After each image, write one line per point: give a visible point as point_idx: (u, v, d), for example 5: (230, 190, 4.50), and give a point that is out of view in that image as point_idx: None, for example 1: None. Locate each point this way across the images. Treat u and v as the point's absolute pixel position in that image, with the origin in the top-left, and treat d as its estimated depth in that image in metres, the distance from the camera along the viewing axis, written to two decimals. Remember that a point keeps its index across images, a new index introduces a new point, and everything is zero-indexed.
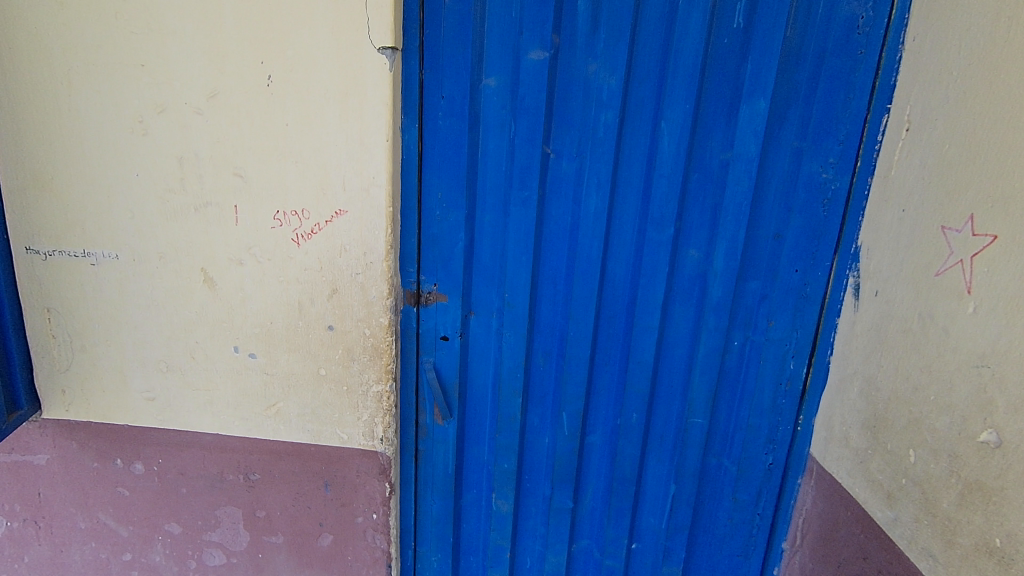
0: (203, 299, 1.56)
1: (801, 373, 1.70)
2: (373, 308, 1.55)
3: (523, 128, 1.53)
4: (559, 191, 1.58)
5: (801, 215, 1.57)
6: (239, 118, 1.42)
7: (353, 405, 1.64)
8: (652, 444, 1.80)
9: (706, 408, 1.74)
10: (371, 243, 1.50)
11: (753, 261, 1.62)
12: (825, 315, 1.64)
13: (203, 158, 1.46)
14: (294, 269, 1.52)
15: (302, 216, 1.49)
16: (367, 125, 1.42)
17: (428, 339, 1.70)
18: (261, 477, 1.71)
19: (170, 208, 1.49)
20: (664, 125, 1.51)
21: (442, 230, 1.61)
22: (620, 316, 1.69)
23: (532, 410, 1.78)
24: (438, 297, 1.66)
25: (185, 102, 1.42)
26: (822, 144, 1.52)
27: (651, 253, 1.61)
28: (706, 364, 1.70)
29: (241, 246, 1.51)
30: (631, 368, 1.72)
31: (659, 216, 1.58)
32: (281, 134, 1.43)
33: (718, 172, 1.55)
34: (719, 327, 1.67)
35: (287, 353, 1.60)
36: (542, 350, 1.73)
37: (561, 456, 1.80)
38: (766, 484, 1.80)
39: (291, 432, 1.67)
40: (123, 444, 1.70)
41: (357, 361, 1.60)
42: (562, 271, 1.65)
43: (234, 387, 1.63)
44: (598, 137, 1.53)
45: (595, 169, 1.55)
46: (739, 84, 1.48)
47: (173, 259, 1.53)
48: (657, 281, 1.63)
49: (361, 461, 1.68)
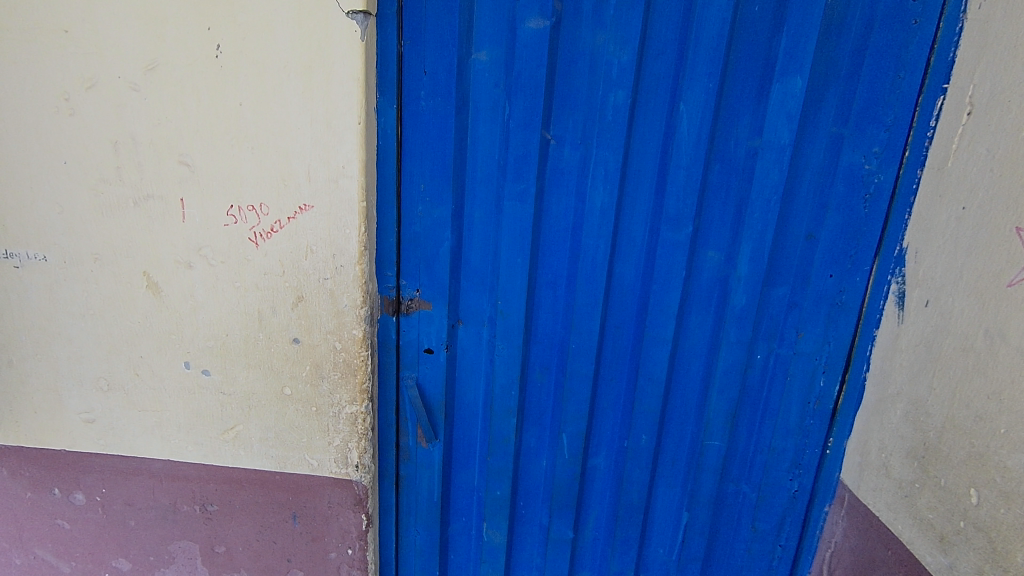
0: (147, 308, 1.34)
1: (832, 391, 1.50)
2: (345, 319, 1.34)
3: (519, 110, 1.32)
4: (560, 184, 1.38)
5: (838, 212, 1.36)
6: (182, 95, 1.20)
7: (323, 429, 1.43)
8: (663, 468, 1.60)
9: (723, 430, 1.55)
10: (341, 243, 1.29)
11: (781, 265, 1.41)
12: (862, 326, 1.44)
13: (141, 143, 1.23)
14: (252, 274, 1.31)
15: (260, 212, 1.27)
16: (335, 106, 1.20)
17: (410, 352, 1.49)
18: (219, 508, 1.50)
19: (105, 201, 1.27)
20: (683, 107, 1.31)
21: (426, 228, 1.40)
22: (628, 325, 1.49)
23: (528, 430, 1.58)
24: (421, 305, 1.45)
25: (118, 76, 1.19)
26: (865, 131, 1.31)
27: (664, 255, 1.41)
28: (726, 380, 1.51)
29: (190, 247, 1.29)
30: (641, 385, 1.52)
31: (675, 214, 1.38)
32: (234, 115, 1.21)
33: (744, 163, 1.35)
34: (742, 340, 1.47)
35: (245, 369, 1.38)
36: (539, 364, 1.52)
37: (560, 482, 1.61)
38: (789, 513, 1.61)
39: (253, 459, 1.46)
40: (61, 472, 1.48)
41: (326, 380, 1.39)
42: (562, 275, 1.44)
43: (186, 408, 1.42)
44: (607, 120, 1.32)
45: (603, 158, 1.35)
46: (771, 59, 1.28)
47: (111, 261, 1.31)
48: (671, 286, 1.44)
49: (332, 491, 1.48)
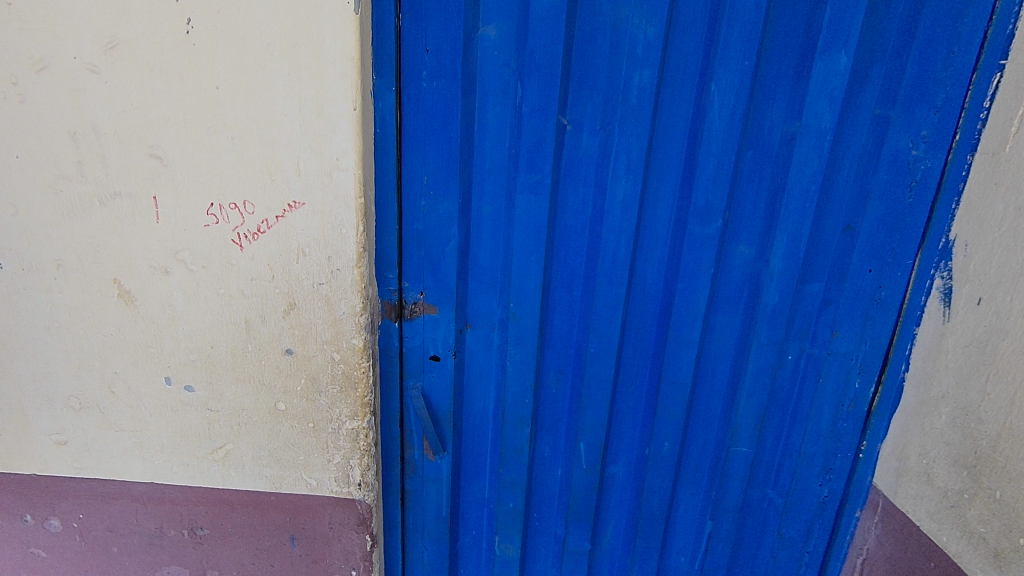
0: (120, 319, 1.20)
1: (867, 393, 1.40)
2: (342, 328, 1.21)
3: (533, 92, 1.18)
4: (578, 174, 1.25)
5: (881, 202, 1.25)
6: (150, 78, 1.05)
7: (321, 446, 1.31)
8: (685, 476, 1.50)
9: (751, 435, 1.45)
10: (337, 244, 1.15)
11: (817, 260, 1.30)
12: (901, 324, 1.34)
13: (104, 133, 1.08)
14: (238, 280, 1.17)
15: (244, 210, 1.13)
16: (326, 90, 1.06)
17: (415, 360, 1.37)
18: (210, 532, 1.38)
19: (66, 201, 1.12)
20: (715, 87, 1.18)
21: (430, 225, 1.26)
22: (650, 326, 1.37)
23: (542, 439, 1.47)
24: (426, 309, 1.33)
25: (74, 56, 1.03)
26: (913, 112, 1.19)
27: (691, 251, 1.30)
28: (754, 383, 1.41)
29: (166, 251, 1.15)
30: (663, 390, 1.42)
31: (704, 206, 1.26)
32: (210, 101, 1.06)
33: (780, 149, 1.23)
34: (773, 340, 1.37)
35: (234, 384, 1.25)
36: (554, 369, 1.41)
37: (577, 493, 1.51)
38: (818, 519, 1.52)
39: (245, 480, 1.34)
40: (33, 498, 1.35)
41: (324, 394, 1.26)
42: (580, 274, 1.32)
43: (169, 427, 1.29)
44: (630, 103, 1.19)
45: (625, 145, 1.22)
46: (813, 34, 1.15)
47: (77, 268, 1.16)
48: (698, 285, 1.32)
49: (333, 511, 1.36)
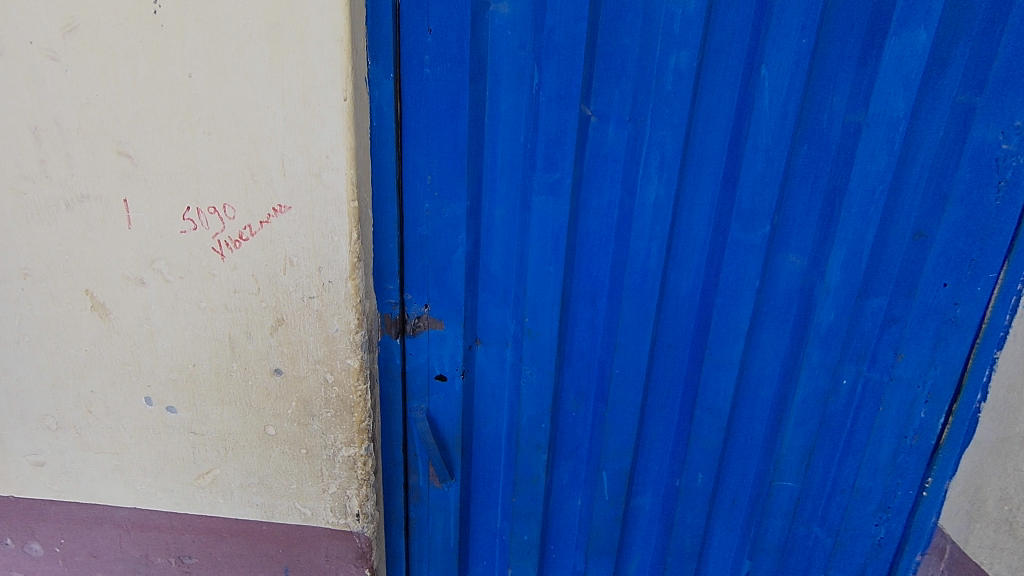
0: (94, 334, 1.09)
1: (935, 424, 1.22)
2: (336, 346, 1.08)
3: (552, 79, 1.02)
4: (602, 174, 1.09)
5: (960, 205, 1.06)
6: (115, 64, 0.92)
7: (316, 474, 1.18)
8: (721, 511, 1.34)
9: (798, 468, 1.29)
10: (329, 253, 1.02)
11: (881, 272, 1.12)
12: (979, 346, 1.15)
13: (67, 129, 0.96)
14: (220, 292, 1.05)
15: (224, 214, 1.00)
16: (312, 78, 0.92)
17: (419, 379, 1.23)
18: (198, 560, 1.28)
19: (29, 204, 1.00)
20: (765, 72, 1.01)
21: (434, 231, 1.12)
22: (684, 344, 1.21)
23: (560, 466, 1.33)
24: (431, 324, 1.19)
25: (29, 41, 0.91)
26: (1005, 99, 1.00)
27: (732, 262, 1.13)
28: (803, 410, 1.24)
29: (141, 259, 1.03)
30: (698, 416, 1.26)
31: (749, 210, 1.09)
32: (183, 91, 0.93)
33: (840, 143, 1.05)
34: (826, 363, 1.20)
35: (219, 406, 1.14)
36: (574, 390, 1.26)
37: (599, 525, 1.36)
38: (872, 562, 1.35)
39: (234, 508, 1.22)
40: (12, 520, 1.26)
41: (317, 418, 1.14)
42: (604, 286, 1.17)
43: (151, 450, 1.18)
44: (665, 91, 1.03)
45: (658, 139, 1.06)
46: (884, 7, 0.97)
47: (45, 278, 1.05)
48: (740, 299, 1.16)
49: (330, 543, 1.24)
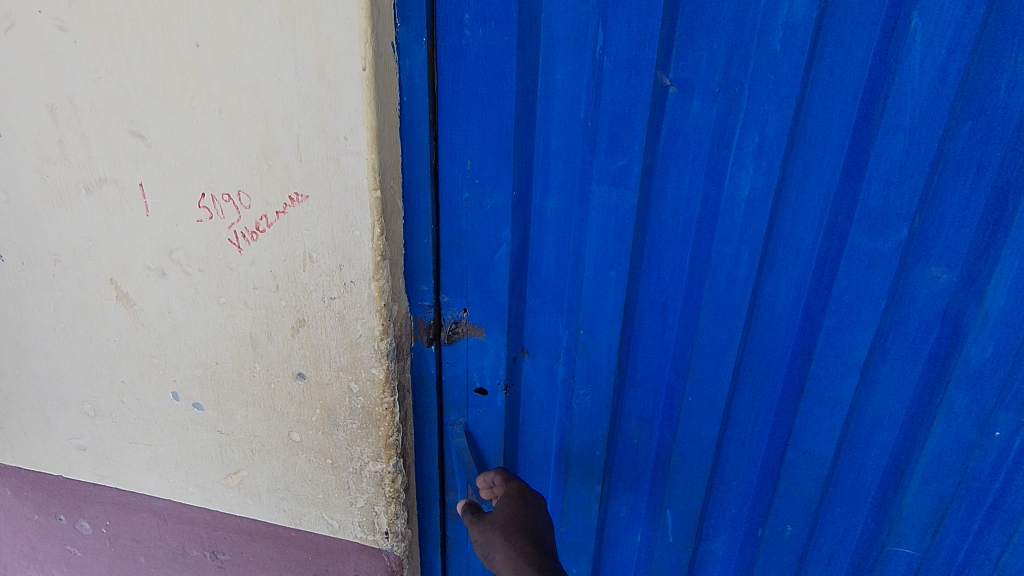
0: (121, 324, 1.04)
1: None
2: (360, 353, 0.96)
3: (620, 41, 0.81)
4: (682, 160, 0.87)
5: None
6: (123, 34, 0.82)
7: (342, 486, 1.09)
8: (812, 569, 1.12)
9: (920, 534, 1.03)
10: (350, 250, 0.89)
11: None
12: None
13: (81, 107, 0.88)
14: (239, 288, 0.95)
15: (239, 203, 0.89)
16: (327, 44, 0.77)
17: (457, 390, 1.09)
18: (231, 557, 1.24)
19: (53, 188, 0.95)
20: (917, 22, 0.74)
21: (475, 225, 0.96)
22: (777, 373, 0.98)
23: (617, 498, 1.15)
24: (470, 330, 1.04)
25: (38, 9, 0.83)
26: None
27: (850, 276, 0.88)
28: (935, 466, 0.97)
29: (160, 248, 0.95)
30: (790, 458, 1.03)
31: (878, 210, 0.83)
32: (191, 63, 0.82)
33: None
34: (973, 412, 0.92)
35: (243, 407, 1.06)
36: (635, 415, 1.07)
37: (660, 568, 1.19)
38: None
39: (262, 511, 1.16)
40: (63, 498, 1.28)
41: (342, 428, 1.03)
42: (678, 297, 0.96)
43: (181, 445, 1.13)
44: (771, 53, 0.78)
45: (757, 116, 0.82)
46: None
47: (73, 265, 1.00)
48: (857, 324, 0.91)
49: (358, 558, 1.15)
